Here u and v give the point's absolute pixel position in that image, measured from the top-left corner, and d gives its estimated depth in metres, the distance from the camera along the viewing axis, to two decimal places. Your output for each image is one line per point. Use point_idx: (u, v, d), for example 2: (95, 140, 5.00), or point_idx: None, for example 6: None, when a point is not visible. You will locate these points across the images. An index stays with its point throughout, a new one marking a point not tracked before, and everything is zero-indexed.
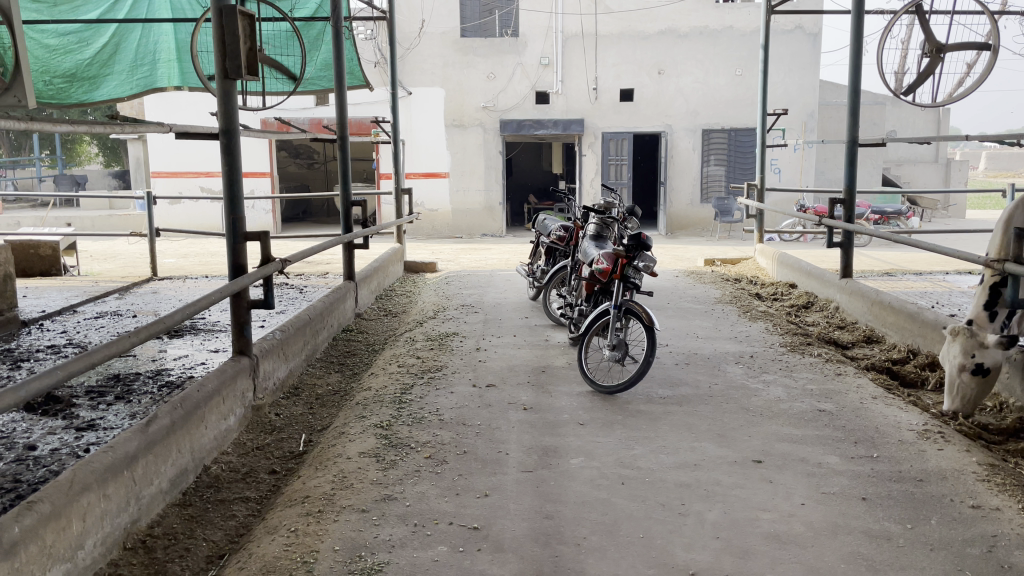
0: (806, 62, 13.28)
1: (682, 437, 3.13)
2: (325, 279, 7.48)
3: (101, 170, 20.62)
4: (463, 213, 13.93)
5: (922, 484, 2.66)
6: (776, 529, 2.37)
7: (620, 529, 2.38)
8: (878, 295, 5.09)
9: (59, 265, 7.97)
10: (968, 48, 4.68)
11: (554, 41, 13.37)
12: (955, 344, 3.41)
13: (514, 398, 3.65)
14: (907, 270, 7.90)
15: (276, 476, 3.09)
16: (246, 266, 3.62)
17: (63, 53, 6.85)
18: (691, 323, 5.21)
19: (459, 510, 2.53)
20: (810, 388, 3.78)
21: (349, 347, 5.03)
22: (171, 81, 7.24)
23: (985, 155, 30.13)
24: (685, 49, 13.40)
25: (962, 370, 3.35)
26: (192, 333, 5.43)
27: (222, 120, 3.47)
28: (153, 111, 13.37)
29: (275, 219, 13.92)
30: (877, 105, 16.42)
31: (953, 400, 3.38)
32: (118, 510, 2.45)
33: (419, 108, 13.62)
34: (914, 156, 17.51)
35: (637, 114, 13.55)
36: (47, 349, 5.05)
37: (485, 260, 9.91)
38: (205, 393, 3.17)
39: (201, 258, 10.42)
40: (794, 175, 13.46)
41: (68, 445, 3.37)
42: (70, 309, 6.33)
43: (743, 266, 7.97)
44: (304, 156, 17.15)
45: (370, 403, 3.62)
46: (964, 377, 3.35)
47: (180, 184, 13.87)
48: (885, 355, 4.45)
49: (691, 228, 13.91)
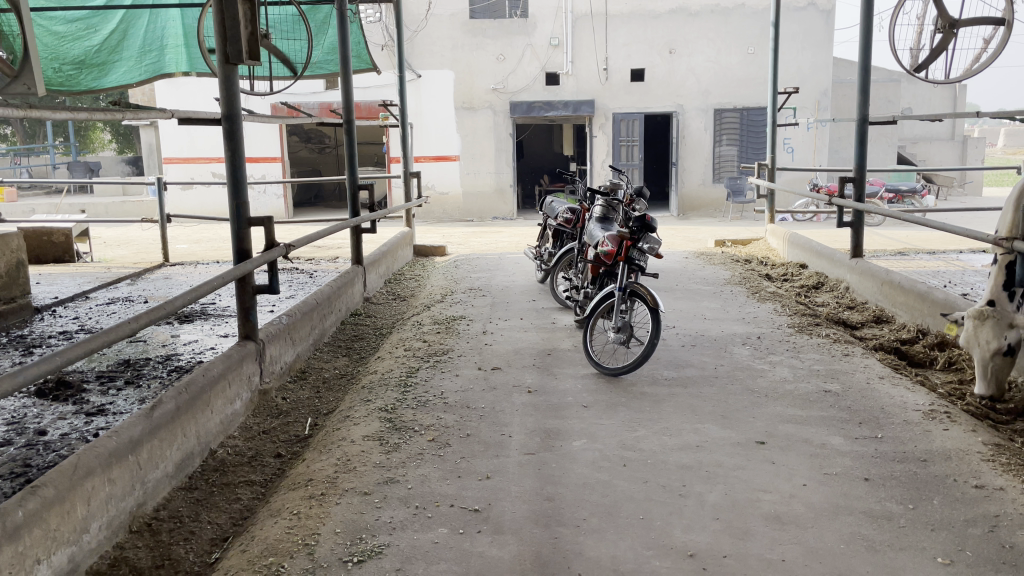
0: (819, 39, 13.12)
1: (686, 419, 3.12)
2: (335, 264, 7.50)
3: (114, 156, 20.73)
4: (474, 196, 13.91)
5: (926, 464, 2.64)
6: (777, 510, 2.36)
7: (620, 511, 2.39)
8: (888, 275, 5.05)
9: (72, 252, 8.03)
10: (983, 24, 4.59)
11: (564, 22, 13.27)
12: (985, 328, 3.34)
13: (519, 381, 3.65)
14: (920, 249, 7.82)
15: (281, 460, 3.12)
16: (250, 251, 3.62)
17: (71, 40, 6.85)
18: (699, 305, 5.19)
19: (460, 492, 2.54)
20: (816, 368, 3.76)
21: (357, 331, 5.05)
22: (178, 68, 7.31)
23: (1004, 131, 29.74)
24: (696, 28, 13.27)
25: (995, 353, 3.30)
26: (202, 318, 5.46)
27: (225, 105, 3.46)
28: (165, 97, 13.42)
29: (286, 204, 13.96)
30: (892, 82, 16.23)
31: (989, 383, 3.31)
32: (123, 494, 2.48)
33: (429, 91, 13.56)
34: (930, 133, 17.31)
35: (648, 94, 13.45)
36: (59, 335, 5.10)
37: (496, 243, 9.90)
38: (211, 377, 3.19)
39: (213, 243, 10.48)
40: (807, 155, 13.33)
41: (78, 429, 3.40)
42: (82, 295, 6.38)
43: (753, 247, 7.92)
44: (315, 140, 17.17)
45: (375, 387, 3.63)
46: (998, 359, 3.30)
47: (192, 170, 13.93)
48: (894, 336, 4.42)
49: (703, 209, 13.84)
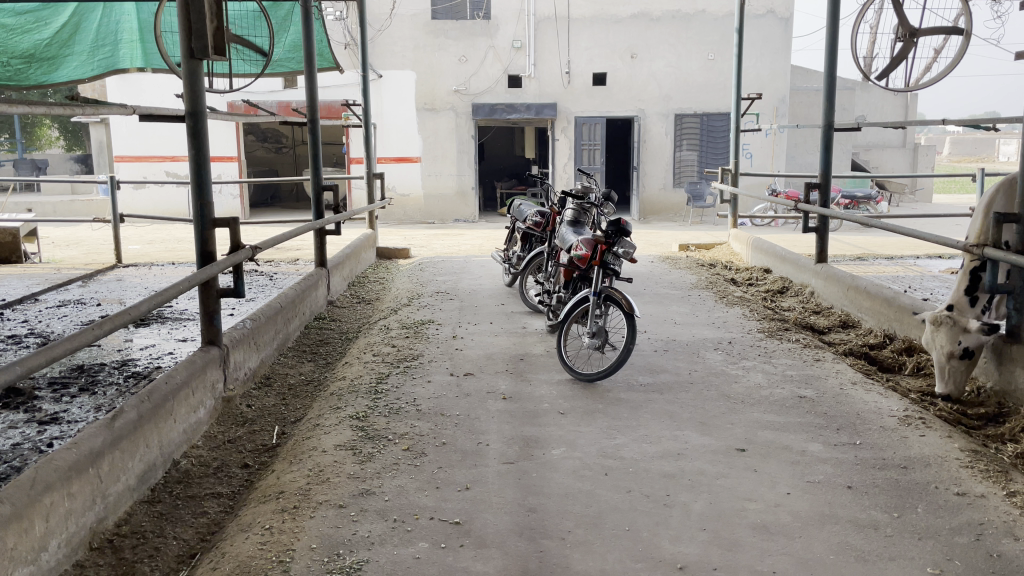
0: (778, 46, 13.31)
1: (665, 426, 3.08)
2: (296, 266, 7.35)
3: (62, 154, 20.16)
4: (435, 199, 13.79)
5: (906, 471, 2.64)
6: (763, 520, 2.33)
7: (605, 522, 2.33)
8: (853, 279, 5.09)
9: (20, 252, 7.73)
10: (939, 33, 4.70)
11: (526, 24, 13.25)
12: (939, 332, 3.47)
13: (493, 387, 3.58)
14: (879, 254, 7.92)
15: (249, 471, 3.00)
16: (215, 253, 3.49)
17: (22, 32, 6.55)
18: (668, 309, 5.18)
19: (440, 504, 2.47)
20: (789, 374, 3.76)
21: (322, 336, 4.92)
22: (133, 64, 7.17)
23: (949, 139, 30.59)
24: (657, 34, 13.35)
25: (950, 356, 3.41)
26: (159, 322, 5.28)
27: (188, 102, 3.33)
28: (116, 94, 13.05)
29: (242, 204, 13.69)
30: (846, 90, 16.56)
31: (944, 386, 3.43)
32: (83, 509, 2.35)
33: (390, 92, 13.42)
34: (881, 141, 17.71)
35: (610, 98, 13.49)
36: (7, 340, 4.88)
37: (459, 246, 9.81)
38: (174, 385, 3.06)
39: (166, 244, 10.21)
40: (765, 160, 13.50)
41: (30, 439, 3.24)
42: (31, 297, 6.13)
43: (716, 251, 7.97)
44: (271, 140, 16.89)
45: (345, 393, 3.54)
46: (954, 362, 3.41)
47: (145, 168, 13.59)
48: (862, 340, 4.45)
49: (664, 214, 13.92)
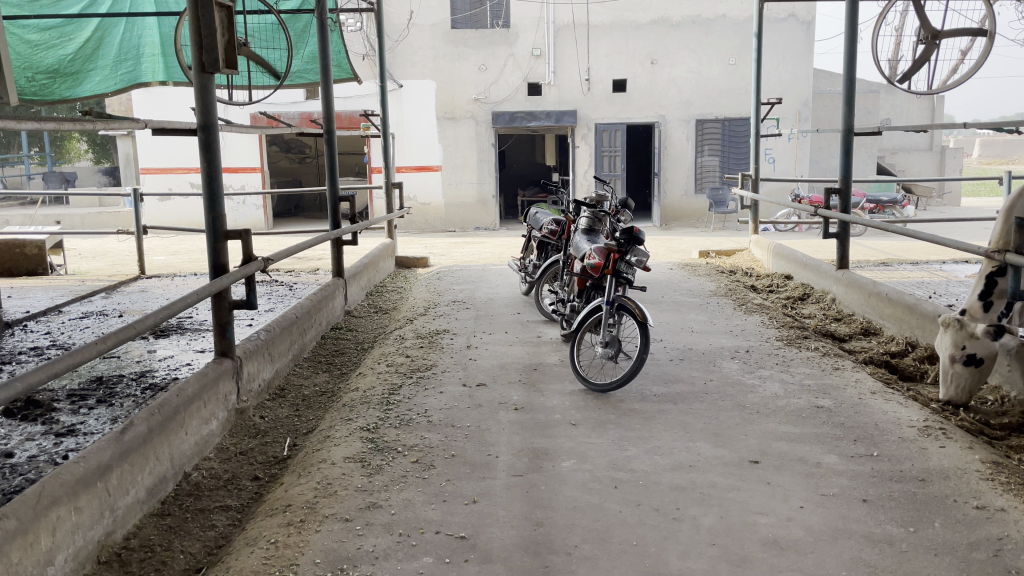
0: (800, 50, 13.19)
1: (677, 437, 3.04)
2: (315, 276, 7.39)
3: (90, 166, 20.50)
4: (456, 207, 13.82)
5: (924, 484, 2.57)
6: (775, 535, 2.28)
7: (613, 537, 2.30)
8: (875, 286, 5.01)
9: (46, 264, 7.84)
10: (963, 35, 4.64)
11: (545, 32, 13.24)
12: (947, 335, 3.42)
13: (505, 397, 3.56)
14: (904, 259, 7.80)
15: (259, 483, 3.00)
16: (227, 265, 3.51)
17: (45, 48, 6.68)
18: (686, 317, 5.13)
19: (446, 518, 2.44)
20: (807, 383, 3.69)
21: (338, 346, 4.92)
22: (155, 76, 7.25)
23: (980, 141, 30.15)
24: (677, 39, 13.29)
25: (953, 361, 3.36)
26: (178, 333, 5.32)
27: (200, 115, 3.35)
28: (141, 107, 13.22)
29: (265, 214, 13.82)
30: (871, 93, 16.38)
31: (948, 391, 3.38)
32: (91, 523, 2.36)
33: (410, 101, 13.48)
34: (909, 144, 17.47)
35: (631, 104, 13.44)
36: (30, 352, 4.94)
37: (478, 254, 9.80)
38: (185, 398, 3.07)
39: (190, 255, 10.33)
40: (789, 165, 13.37)
41: (46, 451, 3.27)
42: (55, 309, 6.21)
43: (737, 258, 7.89)
44: (295, 150, 17.03)
45: (356, 405, 3.53)
46: (956, 368, 3.35)
47: (170, 180, 13.76)
48: (883, 348, 4.37)
49: (686, 220, 13.84)
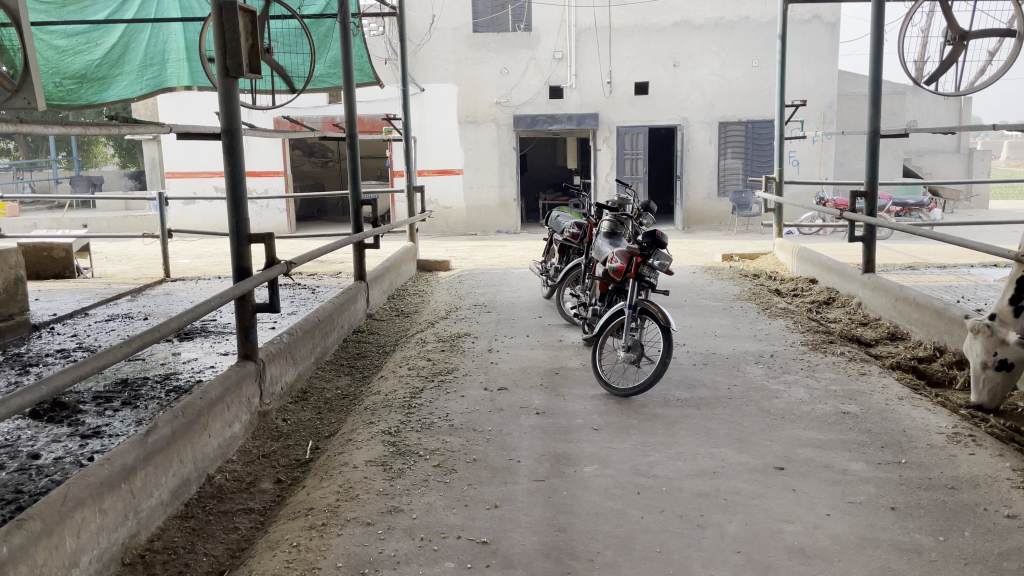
0: (825, 52, 13.08)
1: (701, 443, 3.01)
2: (337, 279, 7.42)
3: (117, 170, 20.77)
4: (477, 211, 13.82)
5: (953, 492, 2.53)
6: (801, 543, 2.25)
7: (635, 543, 2.27)
8: (902, 290, 4.94)
9: (73, 267, 7.94)
10: (991, 36, 4.57)
11: (567, 35, 13.23)
12: (977, 341, 3.34)
13: (527, 402, 3.55)
14: (931, 263, 7.69)
15: (281, 486, 3.01)
16: (251, 268, 3.53)
17: (73, 53, 6.81)
18: (709, 322, 5.08)
19: (467, 522, 2.43)
20: (833, 389, 3.64)
21: (359, 349, 4.93)
22: (180, 82, 7.23)
23: (1008, 144, 29.77)
24: (700, 42, 13.23)
25: (984, 366, 3.30)
26: (202, 336, 5.36)
27: (224, 119, 3.37)
28: (167, 112, 13.36)
29: (288, 218, 13.91)
30: (897, 95, 16.21)
31: (979, 396, 3.32)
32: (115, 524, 2.37)
33: (432, 105, 13.51)
34: (935, 146, 17.27)
35: (653, 107, 13.39)
36: (57, 354, 5.00)
37: (500, 258, 9.79)
38: (209, 400, 3.09)
39: (214, 259, 10.42)
40: (813, 168, 13.26)
41: (72, 453, 3.30)
42: (81, 312, 6.29)
43: (760, 261, 7.83)
44: (317, 154, 17.14)
45: (378, 408, 3.53)
46: (988, 373, 3.29)
47: (195, 184, 13.90)
48: (911, 353, 4.31)
49: (709, 223, 13.74)
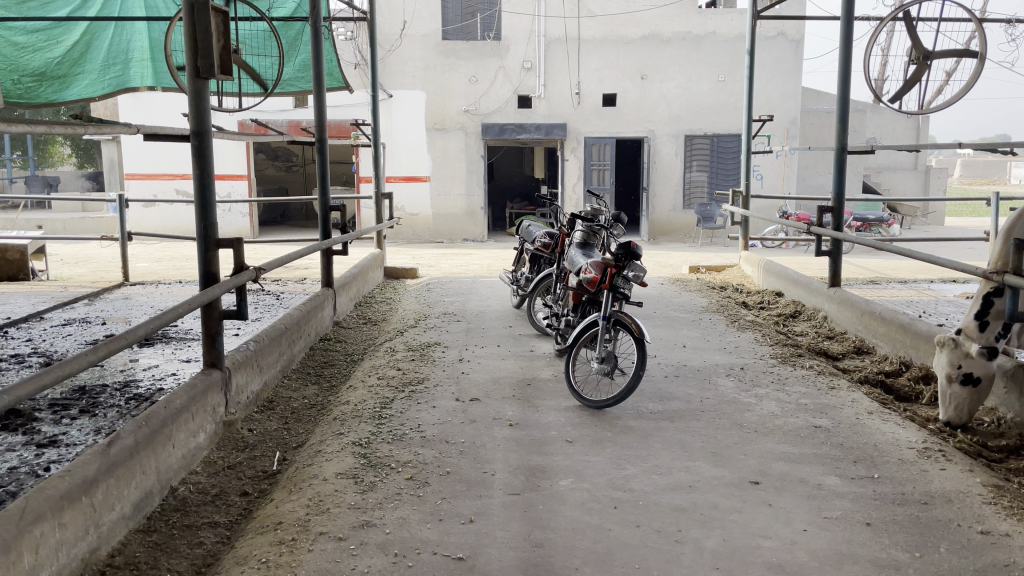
0: (789, 68, 13.29)
1: (675, 456, 3.00)
2: (303, 286, 7.31)
3: (73, 171, 20.32)
4: (444, 218, 13.77)
5: (927, 507, 2.54)
6: (779, 559, 2.24)
7: (614, 559, 2.25)
8: (868, 305, 5.00)
9: (27, 269, 7.70)
10: (951, 56, 4.66)
11: (536, 45, 13.27)
12: (943, 354, 3.37)
13: (499, 413, 3.50)
14: (892, 278, 7.83)
15: (248, 499, 2.92)
16: (218, 275, 3.43)
17: (33, 50, 6.61)
18: (679, 333, 5.09)
19: (442, 538, 2.38)
20: (803, 403, 3.66)
21: (327, 357, 4.85)
22: (144, 82, 7.08)
23: (960, 162, 30.63)
24: (667, 55, 13.34)
25: (950, 380, 3.32)
26: (163, 342, 5.23)
27: (193, 122, 3.28)
28: (128, 112, 13.09)
29: (251, 222, 13.71)
30: (858, 112, 16.55)
31: (945, 411, 3.33)
32: (74, 540, 2.28)
33: (399, 112, 13.44)
34: (893, 163, 17.66)
35: (620, 119, 13.47)
36: (11, 359, 4.83)
37: (467, 266, 9.75)
38: (173, 410, 2.99)
39: (174, 262, 10.19)
40: (776, 182, 13.46)
41: (27, 463, 3.18)
42: (36, 316, 6.09)
43: (727, 274, 7.90)
44: (281, 158, 16.95)
45: (347, 418, 3.45)
46: (954, 387, 3.31)
47: (155, 186, 13.62)
48: (877, 368, 4.35)
49: (674, 234, 13.85)
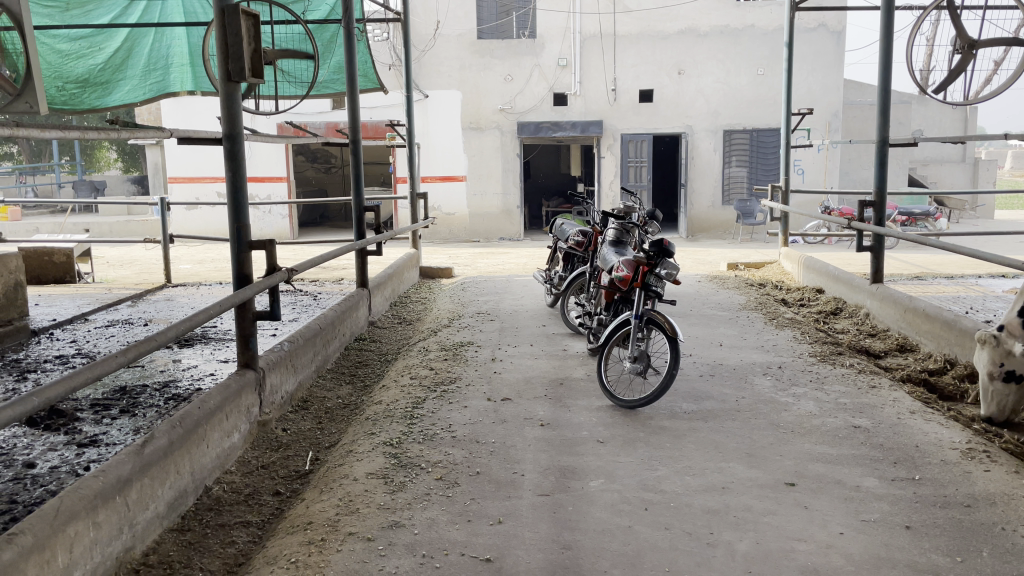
0: (830, 60, 13.05)
1: (708, 457, 2.95)
2: (340, 286, 7.37)
3: (120, 176, 20.82)
4: (480, 217, 13.78)
5: (969, 511, 2.46)
6: (813, 562, 2.18)
7: (643, 561, 2.21)
8: (911, 301, 4.88)
9: (73, 272, 7.87)
10: (999, 44, 4.51)
11: (571, 42, 13.21)
12: (984, 351, 3.26)
13: (530, 413, 3.48)
14: (938, 274, 7.63)
15: (280, 498, 2.95)
16: (252, 276, 3.46)
17: (75, 58, 6.78)
18: (716, 332, 5.02)
19: (470, 539, 2.37)
20: (842, 402, 3.57)
21: (361, 357, 4.88)
22: (183, 87, 7.12)
23: (1012, 153, 29.78)
24: (705, 49, 13.18)
25: (992, 378, 3.23)
26: (202, 343, 5.30)
27: (226, 125, 3.31)
28: (170, 117, 13.34)
29: (291, 224, 13.88)
30: (902, 104, 16.19)
31: (987, 406, 3.27)
32: (109, 538, 2.31)
33: (435, 111, 13.47)
34: (941, 155, 17.24)
35: (657, 115, 13.35)
36: (55, 360, 4.94)
37: (502, 265, 9.74)
38: (207, 409, 3.02)
39: (216, 264, 10.35)
40: (818, 176, 13.22)
41: (68, 462, 3.24)
42: (81, 317, 6.23)
43: (766, 271, 7.78)
44: (320, 160, 17.13)
45: (379, 419, 3.46)
46: (996, 384, 3.22)
47: (197, 189, 13.86)
48: (921, 366, 4.24)
49: (713, 231, 13.69)
